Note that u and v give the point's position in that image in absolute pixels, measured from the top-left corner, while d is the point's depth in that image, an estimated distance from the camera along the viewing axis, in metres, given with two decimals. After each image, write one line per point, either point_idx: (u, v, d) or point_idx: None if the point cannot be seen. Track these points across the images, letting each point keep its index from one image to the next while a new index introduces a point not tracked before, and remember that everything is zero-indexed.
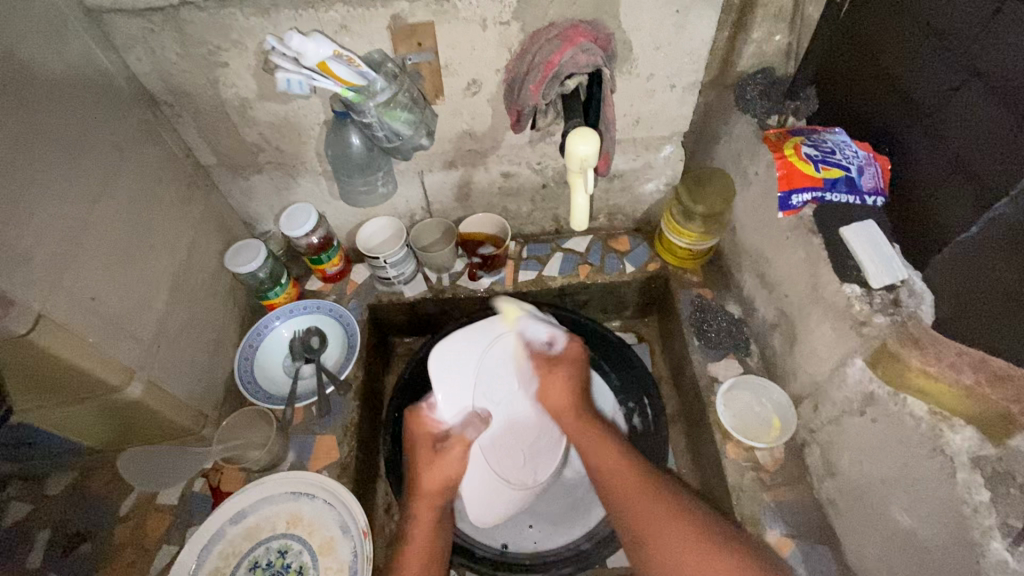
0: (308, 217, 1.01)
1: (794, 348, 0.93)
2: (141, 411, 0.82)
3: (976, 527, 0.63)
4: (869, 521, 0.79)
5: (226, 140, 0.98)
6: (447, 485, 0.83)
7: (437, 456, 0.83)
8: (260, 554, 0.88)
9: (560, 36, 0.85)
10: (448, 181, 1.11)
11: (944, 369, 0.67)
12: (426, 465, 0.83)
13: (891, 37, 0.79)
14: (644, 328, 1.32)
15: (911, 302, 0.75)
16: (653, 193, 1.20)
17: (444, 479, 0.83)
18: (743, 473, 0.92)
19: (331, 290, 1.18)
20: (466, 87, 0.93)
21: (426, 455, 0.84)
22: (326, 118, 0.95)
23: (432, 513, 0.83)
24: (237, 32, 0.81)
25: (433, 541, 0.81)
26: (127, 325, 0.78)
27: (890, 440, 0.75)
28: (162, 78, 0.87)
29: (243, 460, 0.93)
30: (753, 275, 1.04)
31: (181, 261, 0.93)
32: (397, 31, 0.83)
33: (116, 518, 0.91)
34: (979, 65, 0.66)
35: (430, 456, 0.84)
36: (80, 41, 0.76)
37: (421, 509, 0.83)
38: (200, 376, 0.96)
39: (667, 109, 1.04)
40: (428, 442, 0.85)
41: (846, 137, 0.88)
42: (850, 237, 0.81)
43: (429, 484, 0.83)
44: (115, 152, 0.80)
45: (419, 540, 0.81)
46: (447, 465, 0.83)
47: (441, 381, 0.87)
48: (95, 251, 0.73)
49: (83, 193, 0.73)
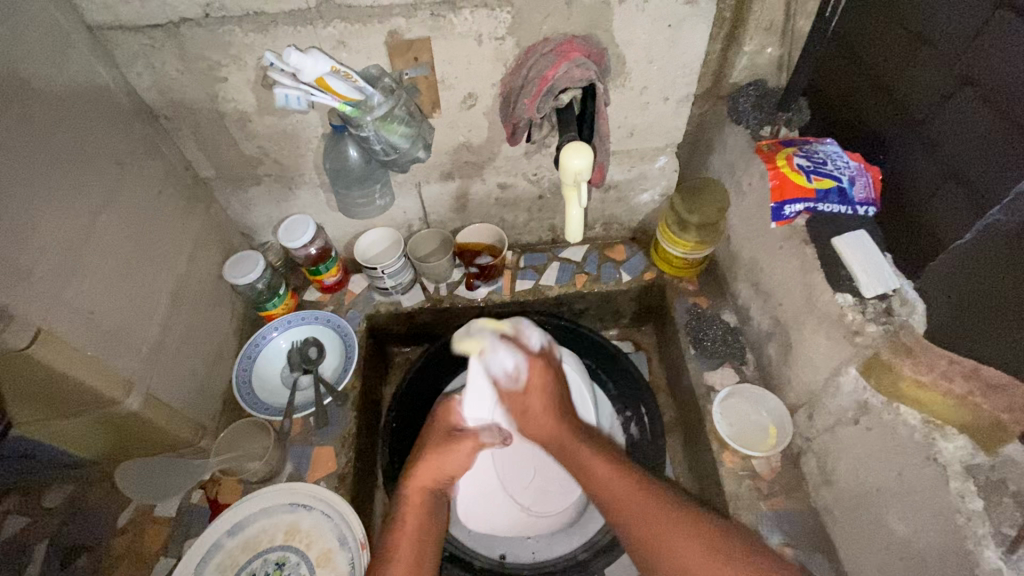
0: (307, 228, 1.02)
1: (789, 356, 0.93)
2: (140, 423, 0.83)
3: (970, 536, 0.63)
4: (865, 530, 0.79)
5: (225, 153, 0.99)
6: (440, 476, 0.85)
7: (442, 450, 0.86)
8: (259, 565, 0.88)
9: (554, 51, 0.86)
10: (445, 192, 1.12)
11: (936, 378, 0.69)
12: (427, 451, 0.86)
13: (884, 47, 0.80)
14: (641, 336, 1.32)
15: (903, 311, 0.76)
16: (649, 203, 1.22)
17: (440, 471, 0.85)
18: (740, 482, 0.93)
19: (329, 301, 1.19)
20: (463, 100, 0.94)
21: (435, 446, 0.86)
22: (324, 131, 0.96)
23: (422, 498, 0.83)
24: (236, 48, 0.82)
25: (421, 529, 0.80)
26: (126, 338, 0.78)
27: (884, 449, 0.75)
28: (163, 93, 0.88)
29: (243, 471, 0.93)
30: (748, 285, 1.05)
31: (180, 273, 0.93)
32: (394, 46, 0.84)
33: (114, 531, 0.90)
34: (970, 75, 0.67)
35: (442, 442, 0.87)
36: (83, 58, 0.77)
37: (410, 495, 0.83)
38: (198, 387, 0.96)
39: (661, 121, 1.05)
40: (444, 429, 0.90)
41: (837, 148, 0.89)
42: (843, 247, 0.82)
43: (423, 469, 0.84)
44: (114, 166, 0.81)
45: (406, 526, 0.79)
46: (451, 456, 0.85)
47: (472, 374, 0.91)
48: (95, 265, 0.74)
49: (84, 207, 0.73)
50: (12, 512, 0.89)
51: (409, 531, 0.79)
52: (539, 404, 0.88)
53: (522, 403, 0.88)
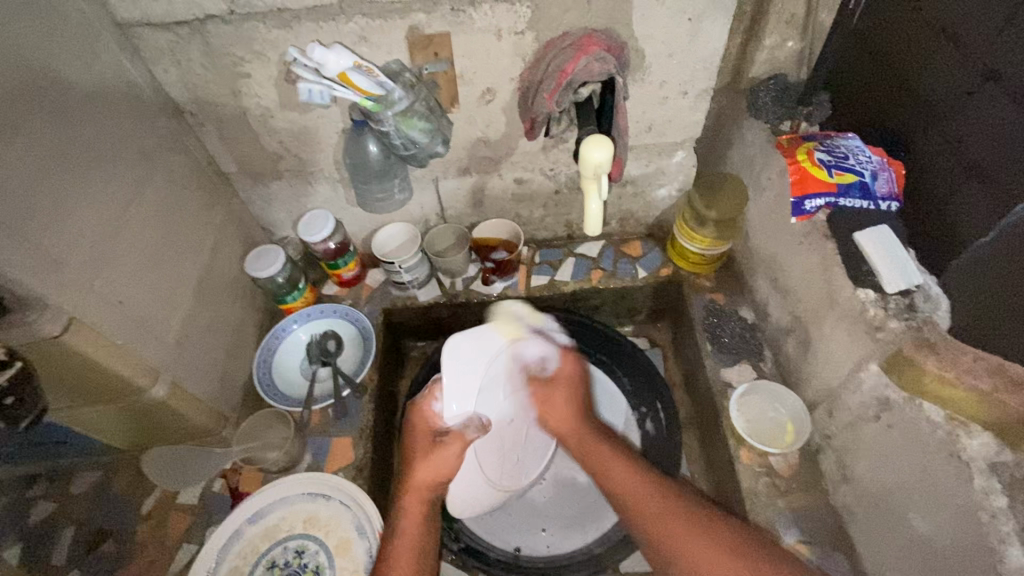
0: (326, 222, 1.04)
1: (808, 352, 0.93)
2: (165, 411, 0.84)
3: (994, 533, 0.62)
4: (886, 528, 0.78)
5: (246, 148, 1.00)
6: (438, 480, 0.86)
7: (432, 450, 0.88)
8: (278, 553, 0.90)
9: (573, 45, 0.86)
10: (462, 187, 1.13)
11: (960, 374, 0.67)
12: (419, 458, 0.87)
13: (907, 44, 0.79)
14: (656, 333, 1.32)
15: (927, 307, 0.75)
16: (666, 198, 1.21)
17: (436, 474, 0.86)
18: (757, 478, 0.92)
19: (347, 295, 1.20)
20: (481, 95, 0.95)
21: (422, 449, 0.88)
22: (344, 127, 0.97)
23: (423, 507, 0.84)
24: (259, 44, 0.84)
25: (423, 531, 0.82)
26: (153, 327, 0.80)
27: (906, 445, 0.74)
28: (188, 88, 0.89)
29: (262, 461, 0.95)
30: (767, 281, 1.04)
31: (204, 265, 0.95)
32: (415, 41, 0.85)
33: (138, 517, 0.93)
34: (995, 68, 0.66)
35: (428, 448, 0.88)
36: (112, 54, 0.79)
37: (412, 503, 0.84)
38: (220, 377, 0.98)
39: (680, 115, 1.05)
40: (427, 435, 0.90)
41: (860, 142, 0.88)
42: (865, 244, 0.81)
43: (422, 477, 0.86)
44: (142, 160, 0.83)
45: (411, 530, 0.81)
46: (441, 463, 0.87)
47: (468, 350, 0.91)
48: (123, 257, 0.76)
49: (113, 200, 0.75)
50: (41, 497, 0.93)
51: (411, 533, 0.82)
52: (558, 400, 0.94)
53: (545, 394, 0.95)
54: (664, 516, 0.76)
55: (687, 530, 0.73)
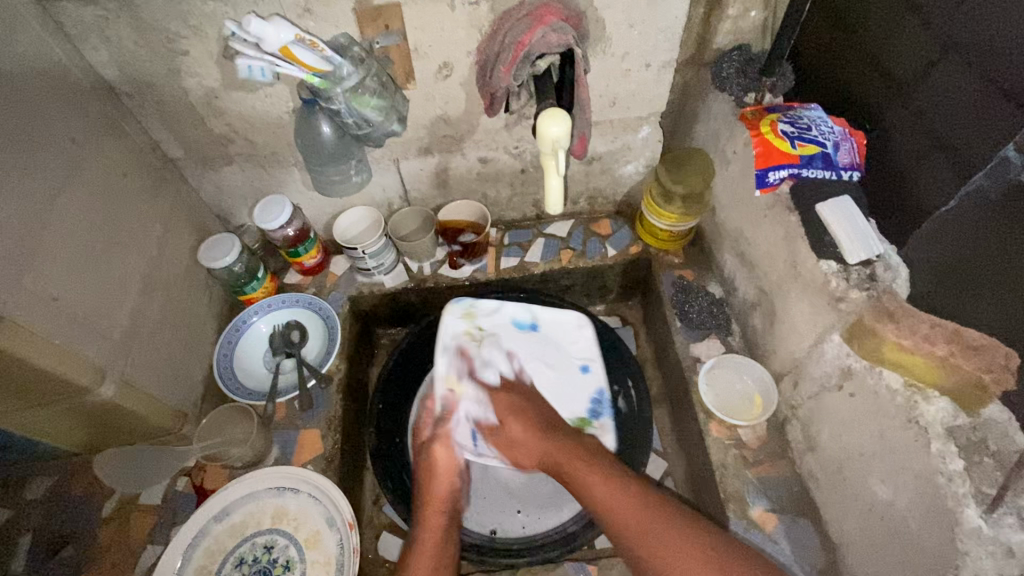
0: (282, 208, 0.99)
1: (775, 325, 0.93)
2: (118, 412, 0.81)
3: (951, 495, 0.64)
4: (849, 494, 0.79)
5: (191, 130, 0.96)
6: (450, 493, 0.90)
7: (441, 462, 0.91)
8: (247, 549, 0.87)
9: (529, 15, 0.82)
10: (424, 168, 1.10)
11: (918, 342, 0.68)
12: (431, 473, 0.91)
13: (874, 14, 0.78)
14: (628, 311, 1.31)
15: (886, 277, 0.75)
16: (633, 174, 1.20)
17: (449, 481, 0.91)
18: (726, 451, 0.93)
19: (311, 283, 1.16)
20: (438, 70, 0.91)
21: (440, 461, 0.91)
22: (294, 106, 0.93)
23: (439, 519, 0.88)
24: (196, 18, 0.79)
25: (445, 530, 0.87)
26: (96, 325, 0.76)
27: (867, 413, 0.75)
28: (122, 69, 0.84)
29: (226, 457, 0.92)
30: (734, 255, 1.04)
31: (152, 257, 0.91)
32: (363, 13, 0.81)
33: (99, 520, 0.89)
34: (955, 38, 0.66)
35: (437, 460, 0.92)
36: (31, 31, 0.74)
37: (430, 519, 0.87)
38: (177, 373, 0.94)
39: (643, 88, 1.03)
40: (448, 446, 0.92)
41: (822, 112, 0.88)
42: (827, 216, 0.81)
43: (438, 491, 0.90)
44: (74, 146, 0.78)
45: (426, 543, 0.84)
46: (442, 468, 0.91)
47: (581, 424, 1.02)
48: (57, 250, 0.72)
49: (40, 188, 0.71)
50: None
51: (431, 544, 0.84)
52: (517, 420, 0.89)
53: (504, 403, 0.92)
54: (638, 517, 0.74)
55: (653, 529, 0.72)
